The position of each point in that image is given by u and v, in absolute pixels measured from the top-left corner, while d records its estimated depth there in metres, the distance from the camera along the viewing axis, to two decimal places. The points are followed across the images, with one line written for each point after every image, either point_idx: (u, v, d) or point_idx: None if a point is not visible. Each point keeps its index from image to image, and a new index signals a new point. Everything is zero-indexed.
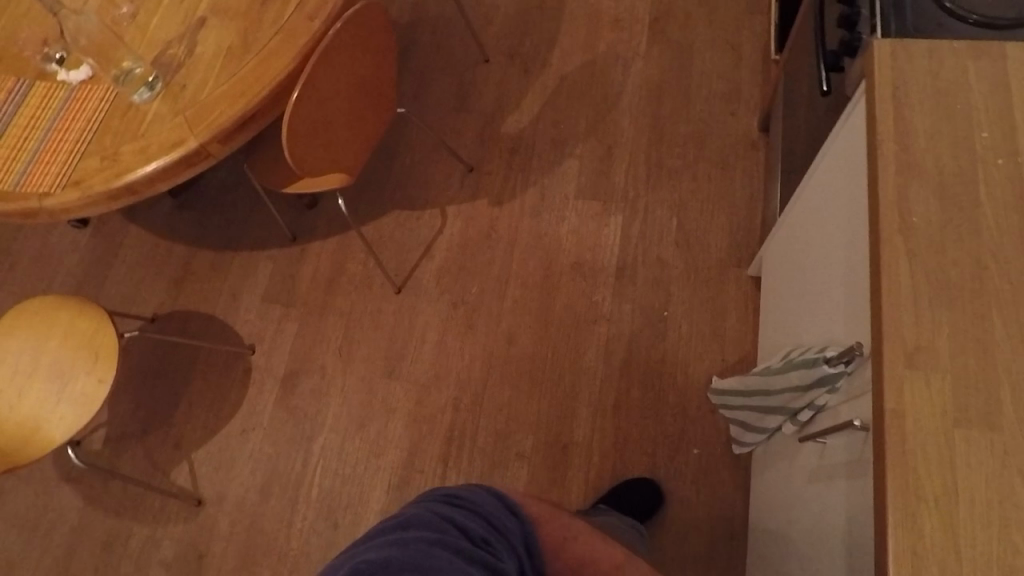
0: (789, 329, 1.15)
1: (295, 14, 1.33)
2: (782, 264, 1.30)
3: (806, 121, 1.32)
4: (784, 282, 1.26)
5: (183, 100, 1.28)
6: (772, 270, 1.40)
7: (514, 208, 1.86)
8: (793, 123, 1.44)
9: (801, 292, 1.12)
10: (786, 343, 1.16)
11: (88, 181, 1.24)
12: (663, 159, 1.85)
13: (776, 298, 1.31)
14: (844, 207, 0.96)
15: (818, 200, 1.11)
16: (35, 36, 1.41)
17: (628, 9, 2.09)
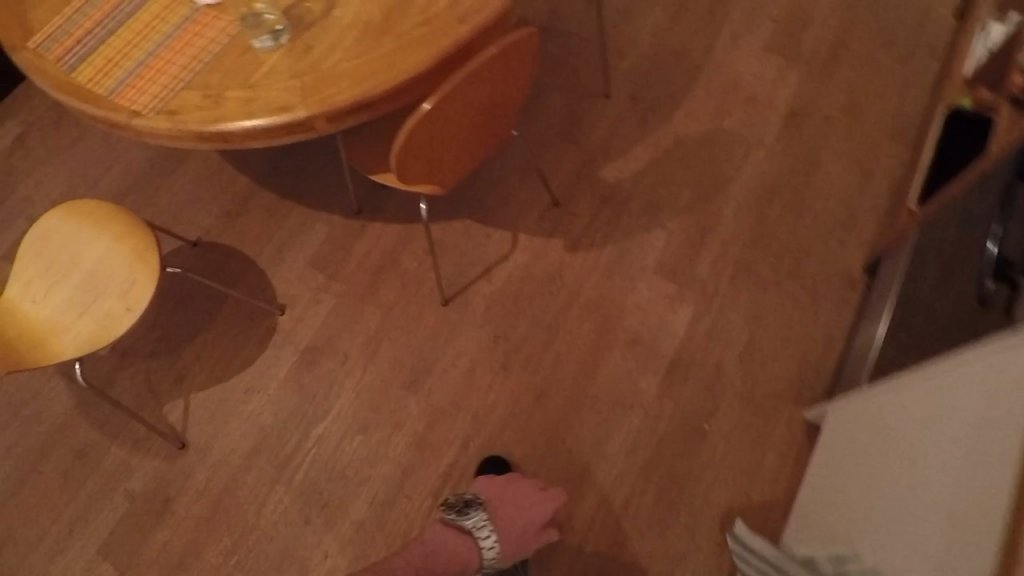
0: (850, 532, 1.07)
1: (446, 9, 1.22)
2: (856, 445, 1.20)
3: (935, 304, 1.20)
4: (853, 468, 1.17)
5: (304, 62, 1.19)
6: (836, 438, 1.31)
7: (587, 260, 1.76)
8: (916, 293, 1.31)
9: (876, 501, 1.03)
10: (841, 544, 1.07)
11: (183, 115, 1.17)
12: (754, 262, 1.73)
13: (838, 479, 1.21)
14: (959, 437, 0.89)
15: (925, 412, 1.01)
16: None
17: (768, 92, 1.96)
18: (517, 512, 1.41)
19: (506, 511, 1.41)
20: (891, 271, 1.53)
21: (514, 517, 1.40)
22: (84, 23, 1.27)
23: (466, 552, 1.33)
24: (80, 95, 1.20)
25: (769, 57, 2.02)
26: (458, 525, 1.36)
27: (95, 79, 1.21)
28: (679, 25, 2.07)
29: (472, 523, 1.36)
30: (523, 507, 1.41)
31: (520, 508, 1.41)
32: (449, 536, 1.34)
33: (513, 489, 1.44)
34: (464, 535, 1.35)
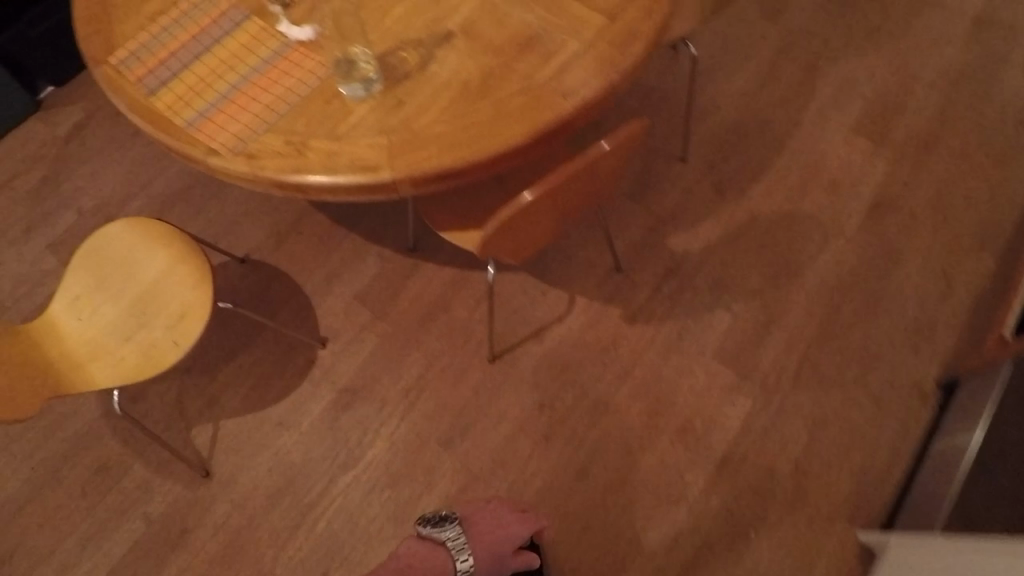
0: None
1: (549, 78, 1.14)
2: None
3: None
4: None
5: (395, 118, 1.12)
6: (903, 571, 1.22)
7: (644, 334, 1.69)
8: None
9: None
10: None
11: (261, 160, 1.10)
12: (820, 360, 1.64)
13: None
14: None
15: None
16: None
17: (852, 176, 1.87)
18: (491, 532, 1.31)
19: (479, 526, 1.31)
20: (977, 398, 1.43)
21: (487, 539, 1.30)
22: (167, 42, 1.20)
23: (436, 562, 1.21)
24: (156, 123, 1.14)
25: (856, 139, 1.92)
26: (433, 541, 1.25)
27: (173, 107, 1.15)
28: (763, 94, 1.99)
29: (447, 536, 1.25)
30: (497, 528, 1.32)
31: (493, 530, 1.31)
32: (422, 550, 1.23)
33: (488, 516, 1.34)
34: (439, 549, 1.23)
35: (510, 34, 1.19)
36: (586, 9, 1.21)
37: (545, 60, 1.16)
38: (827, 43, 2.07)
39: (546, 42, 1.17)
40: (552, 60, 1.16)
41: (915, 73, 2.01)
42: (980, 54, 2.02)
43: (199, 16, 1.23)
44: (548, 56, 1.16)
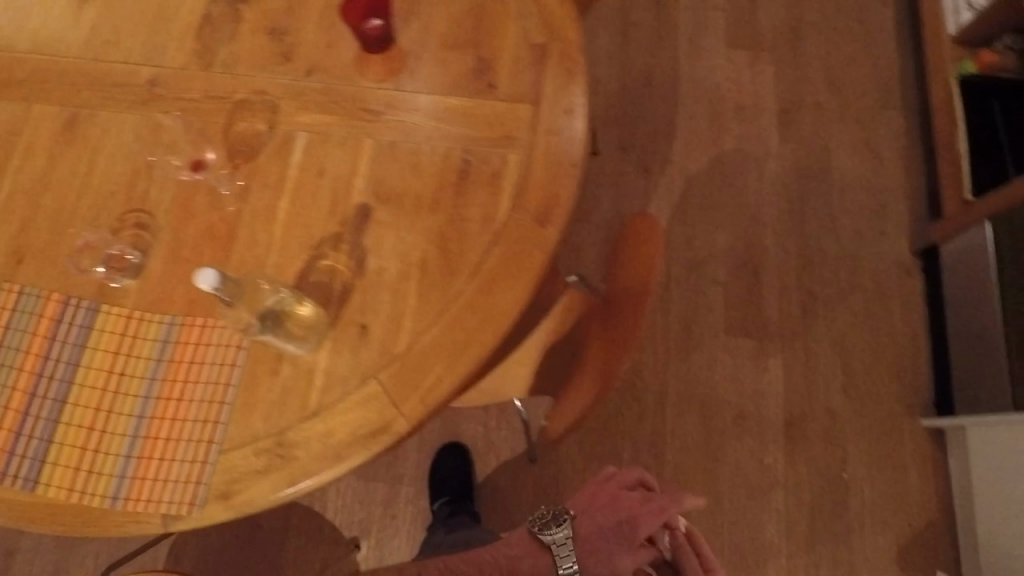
0: None
1: (512, 212, 0.93)
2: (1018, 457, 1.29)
3: None
4: (1004, 461, 1.34)
5: (368, 351, 0.89)
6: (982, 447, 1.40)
7: (659, 347, 1.60)
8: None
9: None
10: None
11: (240, 493, 0.84)
12: (814, 287, 1.66)
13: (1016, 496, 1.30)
14: None
15: None
16: (98, 235, 0.94)
17: (750, 93, 1.80)
18: (605, 521, 0.98)
19: (597, 528, 0.98)
20: (969, 249, 1.48)
21: (607, 528, 0.97)
22: (10, 403, 0.88)
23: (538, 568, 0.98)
24: (71, 518, 0.84)
25: (737, 52, 1.83)
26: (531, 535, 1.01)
27: (80, 484, 0.85)
28: (631, 43, 1.83)
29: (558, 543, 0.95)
30: (614, 508, 0.99)
31: (614, 522, 0.97)
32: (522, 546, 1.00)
33: (595, 488, 1.03)
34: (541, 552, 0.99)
35: (435, 177, 0.95)
36: (499, 104, 0.98)
37: (494, 191, 0.94)
38: None
39: (481, 169, 0.95)
40: (500, 187, 0.95)
41: None
42: None
43: (27, 344, 0.90)
44: (494, 185, 0.95)
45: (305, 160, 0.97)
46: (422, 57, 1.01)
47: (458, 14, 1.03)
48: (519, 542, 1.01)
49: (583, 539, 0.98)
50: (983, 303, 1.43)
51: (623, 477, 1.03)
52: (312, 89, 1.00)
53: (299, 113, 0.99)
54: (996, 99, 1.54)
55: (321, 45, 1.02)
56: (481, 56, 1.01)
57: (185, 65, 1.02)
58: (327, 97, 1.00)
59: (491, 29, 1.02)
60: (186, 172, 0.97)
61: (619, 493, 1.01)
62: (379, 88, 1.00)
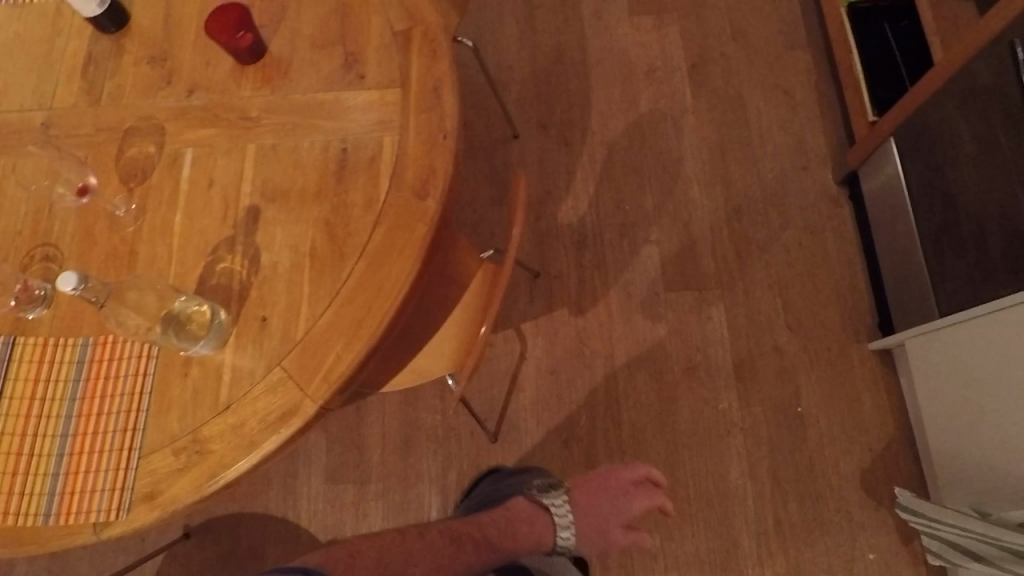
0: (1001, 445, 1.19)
1: (391, 191, 0.97)
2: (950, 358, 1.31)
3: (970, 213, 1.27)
4: (942, 362, 1.35)
5: (270, 341, 0.92)
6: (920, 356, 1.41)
7: (601, 313, 1.63)
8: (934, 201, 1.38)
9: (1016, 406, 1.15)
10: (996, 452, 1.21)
11: (164, 492, 0.87)
12: (747, 231, 1.67)
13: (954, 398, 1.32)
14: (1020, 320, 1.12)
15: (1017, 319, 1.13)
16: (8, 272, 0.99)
17: (659, 55, 1.85)
18: (604, 511, 1.32)
19: (597, 510, 1.32)
20: (880, 168, 1.53)
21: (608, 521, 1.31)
22: None
23: (537, 534, 1.29)
24: (8, 540, 0.88)
25: (641, 19, 1.88)
26: (532, 500, 1.32)
27: (13, 506, 0.89)
28: (538, 27, 1.88)
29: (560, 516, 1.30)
30: (615, 503, 1.32)
31: (608, 522, 1.32)
32: (525, 512, 1.30)
33: (599, 481, 1.35)
34: (541, 513, 1.31)
35: (316, 170, 1.00)
36: (369, 94, 1.03)
37: (373, 174, 0.99)
38: None
39: (358, 156, 1.00)
40: (378, 170, 0.99)
41: None
42: None
43: None
44: (372, 169, 0.99)
45: (193, 174, 1.02)
46: (295, 62, 1.07)
47: (324, 17, 1.09)
48: (523, 509, 1.31)
49: (583, 515, 1.32)
50: (898, 218, 1.49)
51: (632, 475, 1.34)
52: (195, 108, 1.05)
53: (184, 130, 1.04)
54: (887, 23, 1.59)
55: (198, 64, 1.07)
56: (349, 52, 1.06)
57: (73, 103, 1.07)
58: (209, 112, 1.04)
59: (356, 26, 1.08)
60: (74, 198, 1.01)
61: (628, 485, 1.34)
62: (256, 97, 1.05)
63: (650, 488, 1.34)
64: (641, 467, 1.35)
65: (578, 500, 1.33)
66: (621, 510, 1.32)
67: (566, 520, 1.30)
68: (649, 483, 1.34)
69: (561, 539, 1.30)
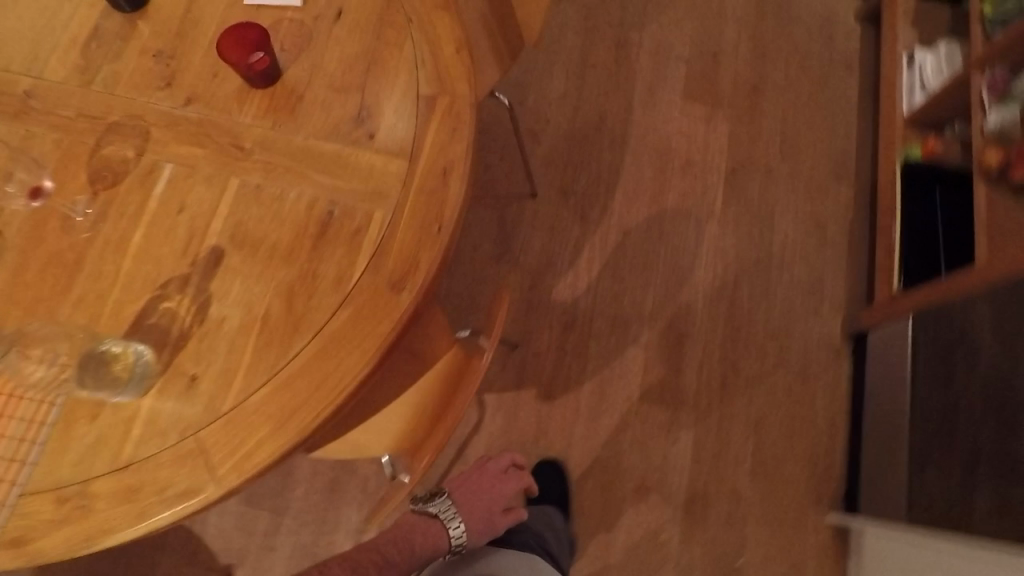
0: None
1: (366, 274, 0.89)
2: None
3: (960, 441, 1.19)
4: (907, 564, 1.26)
5: (193, 404, 0.85)
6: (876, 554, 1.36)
7: (567, 404, 1.56)
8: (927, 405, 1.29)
9: None
10: None
11: (33, 541, 0.80)
12: (739, 361, 1.59)
13: None
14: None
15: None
16: None
17: (701, 151, 1.76)
18: (480, 500, 1.12)
19: (476, 498, 1.12)
20: (889, 344, 1.43)
21: (490, 503, 1.11)
22: None
23: (432, 541, 1.07)
24: None
25: (694, 107, 1.80)
26: (417, 513, 1.11)
27: None
28: (586, 87, 1.80)
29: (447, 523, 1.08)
30: (489, 490, 1.13)
31: (494, 508, 1.11)
32: (408, 524, 1.09)
33: (468, 475, 1.16)
34: (429, 523, 1.09)
35: (293, 226, 0.92)
36: (373, 157, 0.95)
37: (352, 250, 0.91)
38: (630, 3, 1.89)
39: (342, 224, 0.92)
40: (359, 248, 0.91)
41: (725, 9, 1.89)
42: None
43: None
44: (353, 244, 0.91)
45: (165, 193, 0.93)
46: (306, 99, 0.98)
47: (352, 59, 1.01)
48: (409, 522, 1.10)
49: (468, 506, 1.11)
50: (891, 404, 1.39)
51: (497, 462, 1.16)
52: (187, 120, 0.97)
53: (168, 141, 0.96)
54: (939, 186, 1.46)
55: (204, 73, 0.99)
56: (365, 104, 0.98)
57: (64, 79, 0.99)
58: (201, 129, 0.96)
59: (381, 78, 0.99)
60: (24, 199, 0.93)
61: (503, 475, 1.15)
62: (254, 126, 0.96)
63: (517, 474, 1.16)
64: (507, 453, 1.18)
65: (459, 497, 1.12)
66: (501, 497, 1.13)
67: (453, 517, 1.09)
68: (516, 468, 1.16)
69: (454, 538, 1.08)
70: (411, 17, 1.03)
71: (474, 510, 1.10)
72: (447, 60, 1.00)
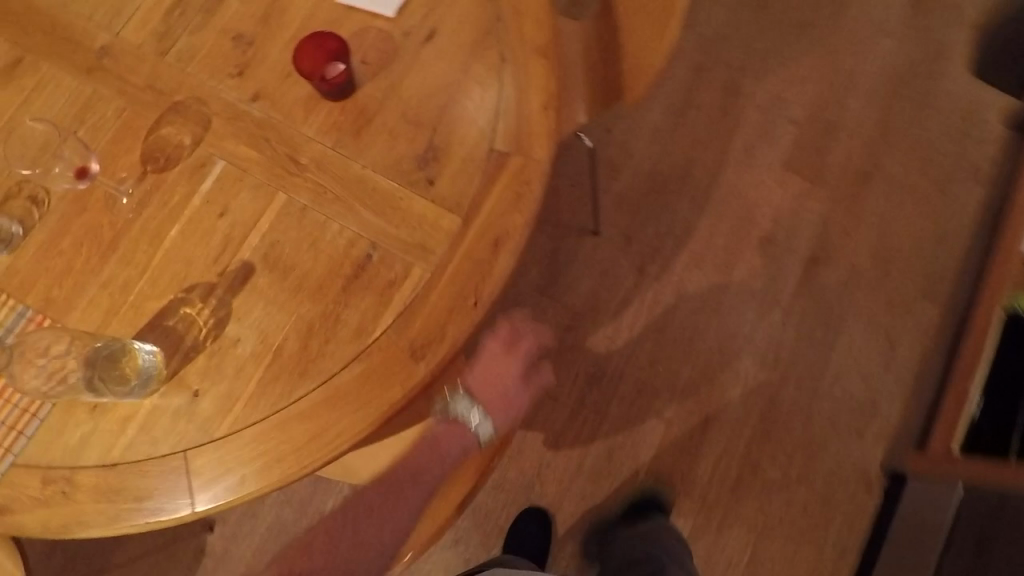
0: None
1: (388, 332, 0.85)
2: None
3: None
4: None
5: (188, 420, 0.83)
6: None
7: (572, 458, 1.50)
8: None
9: None
10: None
11: (14, 513, 0.80)
12: (761, 463, 1.49)
13: None
14: None
15: None
16: None
17: (785, 229, 1.63)
18: (496, 378, 0.98)
19: (497, 383, 0.98)
20: (936, 506, 1.32)
21: (509, 397, 0.97)
22: None
23: (460, 442, 0.96)
24: None
25: (790, 179, 1.66)
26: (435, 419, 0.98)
27: None
28: (681, 130, 1.68)
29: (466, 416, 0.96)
30: (503, 382, 0.98)
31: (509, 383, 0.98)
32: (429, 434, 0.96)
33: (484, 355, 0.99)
34: (453, 427, 0.96)
35: (328, 259, 0.87)
36: (426, 204, 0.89)
37: (381, 301, 0.86)
38: (751, 50, 1.75)
39: (378, 271, 0.87)
40: (388, 301, 0.86)
41: (853, 81, 1.73)
42: (917, 45, 1.74)
43: None
44: (384, 295, 0.86)
45: (213, 191, 0.90)
46: (375, 125, 0.92)
47: (433, 91, 0.94)
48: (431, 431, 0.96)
49: (484, 388, 0.98)
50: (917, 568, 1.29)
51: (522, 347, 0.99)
52: (252, 117, 0.93)
53: (228, 136, 0.92)
54: None
55: (279, 71, 0.94)
56: (434, 144, 0.91)
57: (141, 42, 0.95)
58: (263, 132, 0.92)
59: (457, 119, 0.92)
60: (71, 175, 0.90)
61: (518, 347, 1.00)
62: (317, 141, 0.92)
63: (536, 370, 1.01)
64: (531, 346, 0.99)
65: (473, 385, 0.98)
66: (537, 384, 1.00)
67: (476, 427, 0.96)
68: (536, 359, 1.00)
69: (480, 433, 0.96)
70: (505, 58, 0.95)
71: (490, 403, 0.97)
72: (531, 117, 0.92)
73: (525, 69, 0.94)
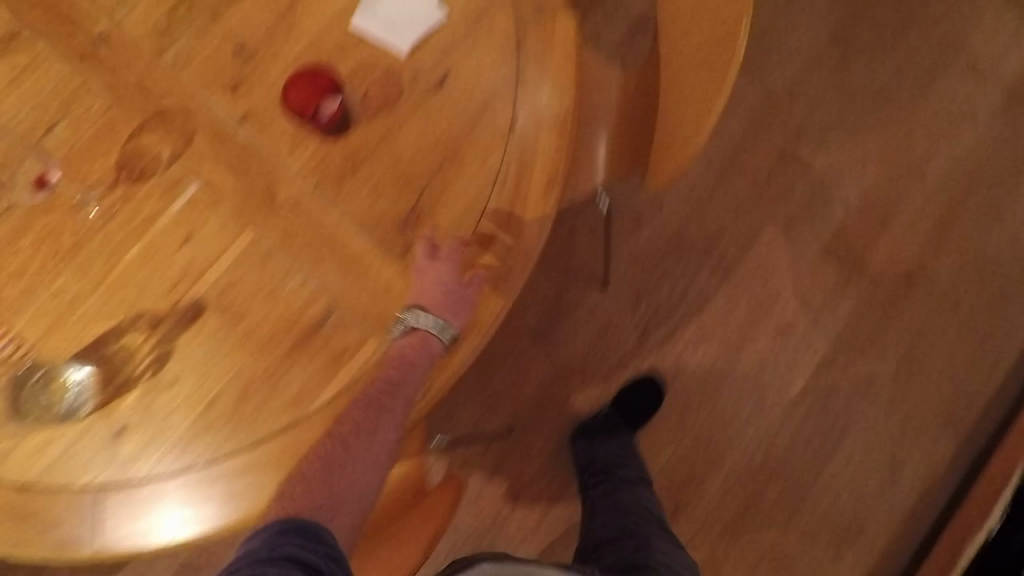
0: None
1: (328, 405, 0.81)
2: None
3: None
4: None
5: (110, 455, 0.80)
6: None
7: (530, 513, 1.45)
8: None
9: None
10: None
11: None
12: (724, 562, 1.46)
13: None
14: None
15: None
16: None
17: (806, 323, 1.53)
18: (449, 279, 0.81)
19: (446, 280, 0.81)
20: None
21: (463, 287, 0.82)
22: None
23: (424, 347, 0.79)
24: None
25: (825, 269, 1.54)
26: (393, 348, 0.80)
27: None
28: (719, 192, 1.55)
29: (426, 325, 0.79)
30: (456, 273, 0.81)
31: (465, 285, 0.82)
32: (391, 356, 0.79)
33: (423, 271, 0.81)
34: (412, 339, 0.79)
35: (281, 315, 0.82)
36: (393, 274, 0.83)
37: (329, 370, 0.81)
38: (816, 113, 1.59)
39: (332, 338, 0.82)
40: (336, 372, 0.81)
41: (923, 171, 1.57)
42: (999, 142, 1.58)
43: None
44: (333, 364, 0.81)
45: (182, 214, 0.86)
46: (359, 174, 0.85)
47: (429, 146, 0.85)
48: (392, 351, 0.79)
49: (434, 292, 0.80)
50: None
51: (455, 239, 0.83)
52: (237, 141, 0.87)
53: (209, 158, 0.87)
54: None
55: (272, 97, 0.87)
56: (419, 208, 0.84)
57: (139, 37, 0.88)
58: (246, 160, 0.87)
59: (447, 183, 0.84)
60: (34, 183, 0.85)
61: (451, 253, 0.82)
62: (297, 180, 0.86)
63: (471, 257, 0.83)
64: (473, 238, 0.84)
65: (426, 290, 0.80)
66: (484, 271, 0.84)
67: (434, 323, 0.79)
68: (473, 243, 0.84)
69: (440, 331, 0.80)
70: (516, 124, 0.86)
71: (450, 293, 0.81)
72: (528, 200, 0.85)
73: (532, 140, 0.86)
